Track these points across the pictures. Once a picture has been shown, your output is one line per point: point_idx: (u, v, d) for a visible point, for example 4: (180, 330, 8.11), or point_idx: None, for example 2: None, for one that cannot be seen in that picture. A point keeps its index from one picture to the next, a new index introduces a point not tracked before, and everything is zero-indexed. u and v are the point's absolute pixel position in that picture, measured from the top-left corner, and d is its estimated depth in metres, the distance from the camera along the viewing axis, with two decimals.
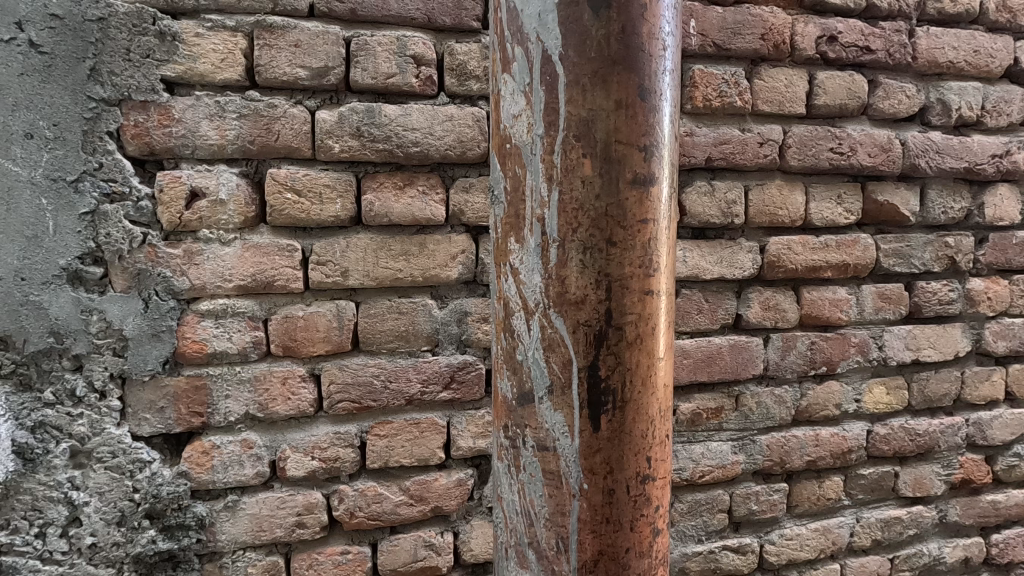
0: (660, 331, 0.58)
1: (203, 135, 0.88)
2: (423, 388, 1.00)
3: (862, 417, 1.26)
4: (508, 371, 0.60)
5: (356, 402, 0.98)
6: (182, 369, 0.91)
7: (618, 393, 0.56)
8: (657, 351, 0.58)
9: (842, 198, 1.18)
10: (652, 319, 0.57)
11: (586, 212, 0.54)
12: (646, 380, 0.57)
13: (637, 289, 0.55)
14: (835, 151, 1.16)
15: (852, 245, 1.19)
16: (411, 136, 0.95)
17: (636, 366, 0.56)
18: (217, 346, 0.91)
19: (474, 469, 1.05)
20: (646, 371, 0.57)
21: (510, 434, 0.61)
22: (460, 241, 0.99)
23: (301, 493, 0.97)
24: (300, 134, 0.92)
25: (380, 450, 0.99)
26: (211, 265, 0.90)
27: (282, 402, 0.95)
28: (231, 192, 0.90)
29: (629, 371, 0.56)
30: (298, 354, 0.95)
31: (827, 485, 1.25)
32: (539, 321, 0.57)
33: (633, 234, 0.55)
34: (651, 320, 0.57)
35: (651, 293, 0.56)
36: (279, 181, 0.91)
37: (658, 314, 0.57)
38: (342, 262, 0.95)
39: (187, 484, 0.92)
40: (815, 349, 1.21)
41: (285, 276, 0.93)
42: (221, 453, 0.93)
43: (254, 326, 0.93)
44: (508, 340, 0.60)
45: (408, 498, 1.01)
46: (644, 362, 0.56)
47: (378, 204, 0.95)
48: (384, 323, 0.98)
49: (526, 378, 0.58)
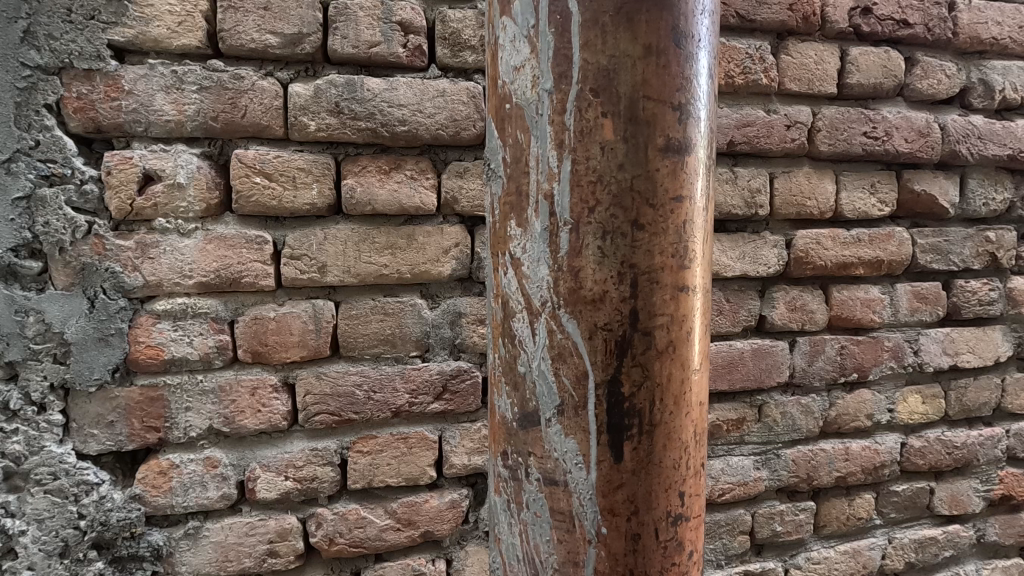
0: (695, 336, 0.47)
1: (157, 110, 0.77)
2: (412, 398, 0.88)
3: (895, 428, 1.15)
4: (507, 387, 0.49)
5: (336, 414, 0.86)
6: (136, 378, 0.80)
7: (645, 414, 0.44)
8: (692, 362, 0.47)
9: (876, 187, 1.07)
10: (686, 322, 0.46)
11: (606, 187, 0.43)
12: (678, 398, 0.46)
13: (669, 285, 0.44)
14: (869, 136, 1.05)
15: (886, 240, 1.08)
16: (397, 113, 0.84)
17: (667, 380, 0.45)
18: (176, 351, 0.80)
19: (469, 489, 0.93)
20: (679, 387, 0.46)
21: (509, 463, 0.49)
22: (453, 233, 0.88)
23: (273, 518, 0.86)
24: (270, 110, 0.80)
25: (362, 468, 0.88)
26: (168, 259, 0.79)
27: (251, 414, 0.84)
28: (190, 176, 0.79)
29: (658, 387, 0.45)
30: (269, 360, 0.84)
31: (858, 503, 1.14)
32: (546, 324, 0.45)
33: (665, 216, 0.44)
34: (685, 323, 0.46)
35: (686, 290, 0.45)
36: (246, 164, 0.80)
37: (693, 317, 0.46)
38: (320, 256, 0.84)
39: (141, 509, 0.81)
40: (846, 354, 1.09)
41: (254, 272, 0.82)
42: (181, 473, 0.82)
43: (218, 328, 0.82)
44: (507, 350, 0.49)
45: (394, 522, 0.90)
46: (676, 374, 0.45)
47: (361, 191, 0.84)
48: (367, 326, 0.86)
49: (530, 396, 0.47)
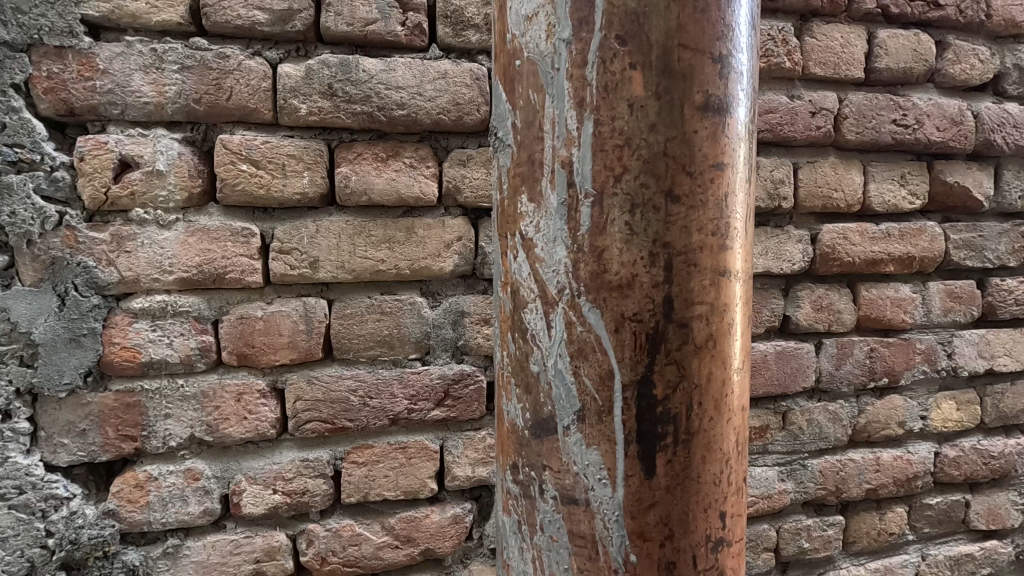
0: (737, 329, 0.40)
1: (135, 91, 0.71)
2: (411, 405, 0.82)
3: (928, 437, 1.08)
4: (518, 389, 0.42)
5: (328, 422, 0.80)
6: (110, 383, 0.73)
7: (682, 420, 0.38)
8: (733, 361, 0.40)
9: (906, 179, 1.01)
10: (728, 314, 0.39)
11: (634, 152, 0.36)
12: (719, 401, 0.39)
13: (709, 269, 0.38)
14: (898, 124, 0.98)
15: (917, 235, 1.02)
16: (396, 96, 0.78)
17: (707, 381, 0.38)
18: (154, 353, 0.74)
19: (473, 503, 0.86)
20: (720, 389, 0.39)
21: (520, 478, 0.42)
22: (455, 225, 0.82)
23: (261, 535, 0.79)
24: (258, 93, 0.74)
25: (357, 481, 0.81)
26: (147, 253, 0.72)
27: (236, 422, 0.77)
28: (171, 162, 0.73)
29: (696, 389, 0.38)
30: (256, 363, 0.77)
31: (889, 517, 1.06)
32: (564, 315, 0.39)
33: (704, 187, 0.37)
34: (726, 315, 0.39)
35: (727, 274, 0.39)
36: (232, 150, 0.74)
37: (736, 307, 0.39)
38: (311, 250, 0.77)
39: (115, 526, 0.74)
40: (876, 357, 1.02)
41: (240, 267, 0.75)
42: (159, 486, 0.75)
43: (201, 328, 0.75)
44: (517, 347, 0.42)
45: (392, 540, 0.83)
46: (717, 374, 0.39)
47: (356, 180, 0.78)
48: (362, 326, 0.80)
49: (544, 399, 0.40)
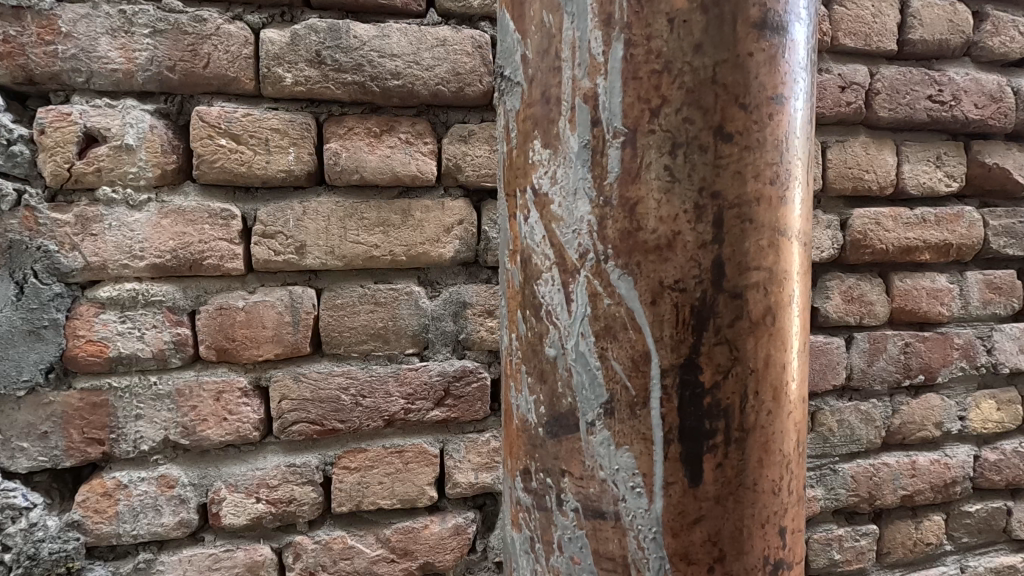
0: (797, 303, 0.33)
1: (102, 57, 0.64)
2: (408, 404, 0.74)
3: (967, 439, 1.00)
4: (530, 378, 0.35)
5: (317, 424, 0.72)
6: (74, 380, 0.67)
7: (734, 414, 0.30)
8: (794, 342, 0.33)
9: (942, 159, 0.93)
10: (787, 285, 0.32)
11: (675, 79, 0.29)
12: (778, 391, 0.32)
13: (768, 227, 0.31)
14: (934, 100, 0.91)
15: (954, 221, 0.94)
16: (390, 65, 0.71)
17: (764, 366, 0.31)
18: (123, 347, 0.67)
19: (477, 512, 0.79)
20: (779, 376, 0.32)
21: (531, 486, 0.35)
22: (456, 207, 0.75)
23: (242, 548, 0.72)
24: (238, 60, 0.68)
25: (349, 488, 0.74)
26: (114, 236, 0.65)
27: (215, 424, 0.70)
28: (142, 136, 0.66)
29: (752, 375, 0.31)
30: (237, 359, 0.70)
31: (926, 526, 0.98)
32: (586, 286, 0.31)
33: (761, 126, 0.30)
34: (786, 285, 0.32)
35: (787, 234, 0.31)
36: (210, 124, 0.67)
37: (796, 276, 0.32)
38: (298, 233, 0.70)
39: (80, 539, 0.67)
40: (911, 353, 0.95)
41: (218, 252, 0.68)
42: (129, 495, 0.68)
43: (175, 321, 0.68)
44: (529, 328, 0.35)
45: (387, 553, 0.75)
46: (775, 358, 0.31)
47: (347, 157, 0.71)
48: (354, 318, 0.73)
49: (562, 389, 0.33)
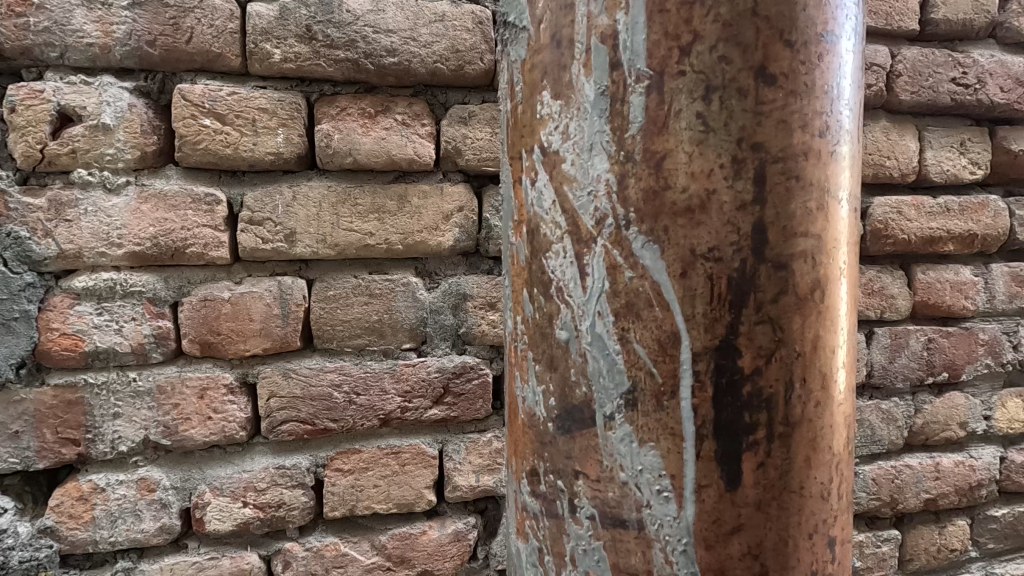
0: (847, 277, 0.28)
1: (76, 30, 0.60)
2: (405, 402, 0.70)
3: (992, 440, 0.95)
4: (538, 366, 0.30)
5: (308, 423, 0.68)
6: (47, 377, 0.62)
7: (778, 405, 0.26)
8: (843, 323, 0.28)
9: (966, 146, 0.89)
10: (837, 257, 0.27)
11: (710, 11, 0.25)
12: (827, 378, 0.27)
13: (817, 188, 0.26)
14: (958, 83, 0.87)
15: (979, 210, 0.90)
16: (386, 42, 0.67)
17: (812, 349, 0.27)
18: (99, 341, 0.62)
19: (478, 517, 0.74)
20: (828, 362, 0.27)
21: (539, 490, 0.31)
22: (455, 193, 0.70)
23: (228, 556, 0.67)
24: (223, 35, 0.63)
25: (342, 492, 0.69)
26: (90, 222, 0.61)
27: (198, 423, 0.66)
28: (120, 115, 0.62)
29: (798, 361, 0.26)
30: (222, 354, 0.66)
31: (950, 531, 0.93)
32: (604, 256, 0.27)
33: (808, 67, 0.26)
34: (836, 256, 0.27)
35: (837, 196, 0.27)
36: (193, 103, 0.63)
37: (846, 247, 0.28)
38: (287, 220, 0.66)
39: (53, 547, 0.63)
40: (933, 349, 0.90)
41: (202, 239, 0.64)
42: (106, 500, 0.64)
43: (156, 313, 0.64)
44: (537, 309, 0.30)
45: (383, 561, 0.71)
46: (824, 340, 0.27)
47: (339, 139, 0.67)
48: (347, 311, 0.69)
49: (576, 378, 0.28)
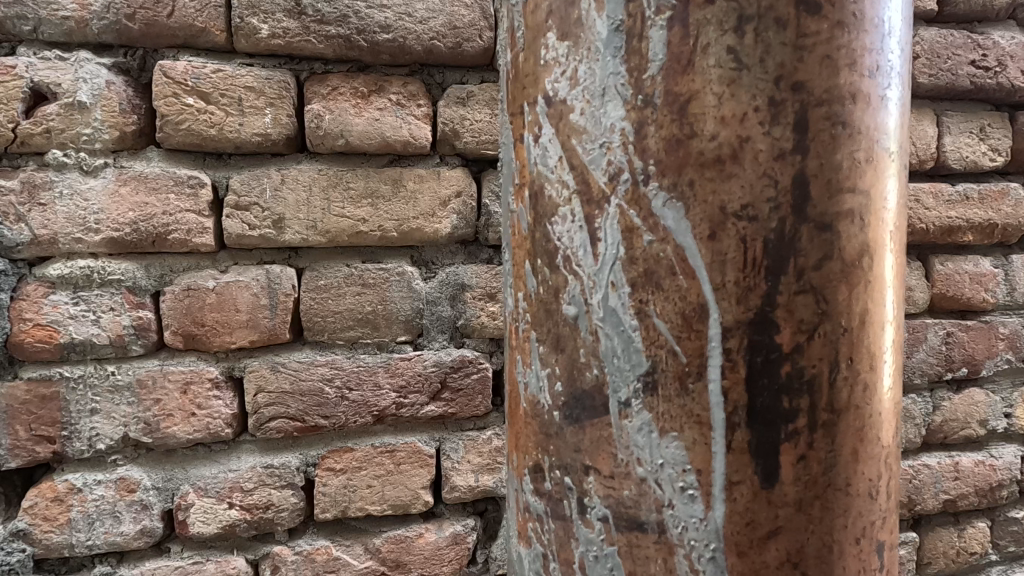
0: (896, 243, 0.25)
1: (51, 3, 0.57)
2: (400, 398, 0.66)
3: (1014, 438, 0.91)
4: (542, 347, 0.27)
5: (297, 420, 0.64)
6: (21, 370, 0.59)
7: (821, 389, 0.23)
8: (892, 299, 0.25)
9: (986, 131, 0.85)
10: (886, 219, 0.24)
11: None
12: (876, 358, 0.24)
13: (867, 138, 0.23)
14: (978, 66, 0.83)
15: (1000, 198, 0.86)
16: (379, 17, 0.63)
17: (860, 324, 0.23)
18: (75, 333, 0.59)
19: (477, 519, 0.71)
20: (877, 342, 0.24)
21: (544, 489, 0.27)
22: (453, 178, 0.67)
23: (213, 560, 0.64)
24: (207, 9, 0.60)
25: (334, 493, 0.66)
26: (66, 207, 0.58)
27: (181, 420, 0.62)
28: (97, 93, 0.58)
29: (844, 337, 0.23)
30: (207, 347, 0.62)
31: (969, 534, 0.90)
32: (619, 218, 0.23)
33: None
34: (885, 218, 0.24)
35: (886, 147, 0.23)
36: (175, 80, 0.60)
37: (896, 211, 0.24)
38: (275, 206, 0.63)
39: (27, 551, 0.59)
40: (953, 343, 0.86)
41: (185, 225, 0.61)
42: (83, 501, 0.60)
43: (137, 303, 0.61)
44: (541, 282, 0.27)
45: (377, 565, 0.67)
46: (873, 314, 0.23)
47: (330, 119, 0.63)
48: (339, 302, 0.65)
49: (586, 359, 0.25)
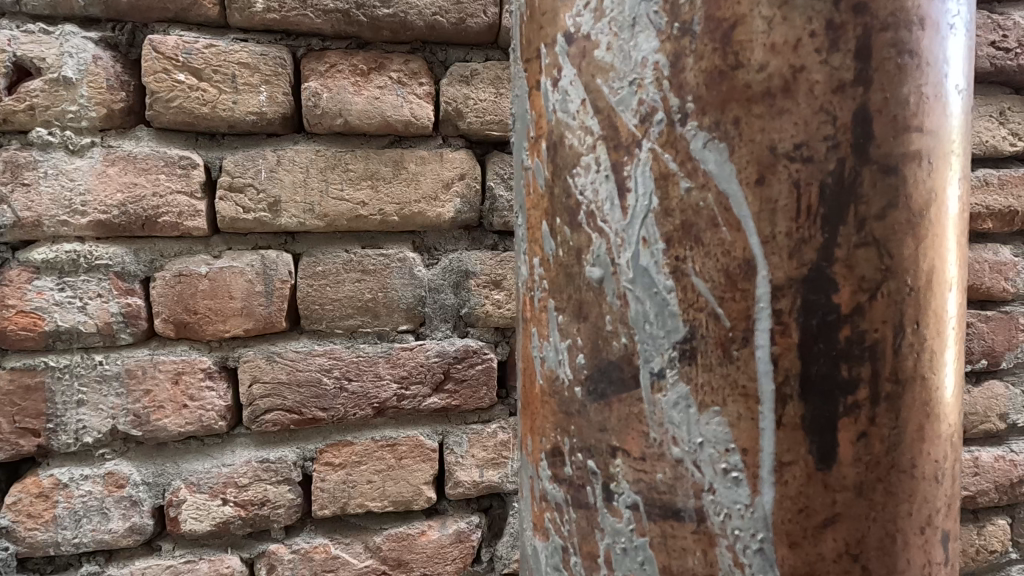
0: (963, 224, 0.25)
1: None
2: (402, 390, 0.64)
3: None
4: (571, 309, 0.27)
5: (294, 412, 0.62)
6: (4, 360, 0.56)
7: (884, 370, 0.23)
8: (952, 281, 0.25)
9: (1006, 115, 0.83)
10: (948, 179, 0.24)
11: None
12: (938, 343, 0.24)
13: (919, 106, 0.23)
14: (998, 47, 0.81)
15: (1021, 184, 0.83)
16: None
17: (924, 308, 0.24)
18: (60, 320, 0.56)
19: (482, 516, 0.68)
20: (936, 325, 0.24)
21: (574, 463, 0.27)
22: (456, 159, 0.64)
23: (206, 559, 0.61)
24: None
25: (332, 489, 0.63)
26: (50, 187, 0.55)
27: (172, 412, 0.59)
28: (83, 69, 0.56)
29: (905, 321, 0.23)
30: (199, 335, 0.60)
31: (990, 532, 0.87)
32: (652, 162, 0.24)
33: None
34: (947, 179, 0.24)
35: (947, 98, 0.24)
36: (165, 55, 0.57)
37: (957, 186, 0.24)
38: (271, 187, 0.60)
39: (11, 549, 0.57)
40: (973, 334, 0.83)
41: (177, 208, 0.58)
42: (70, 497, 0.57)
43: (125, 289, 0.58)
44: (560, 244, 0.27)
45: (378, 564, 0.64)
46: (937, 298, 0.24)
47: (328, 98, 0.61)
48: (338, 289, 0.62)
49: (614, 313, 0.25)
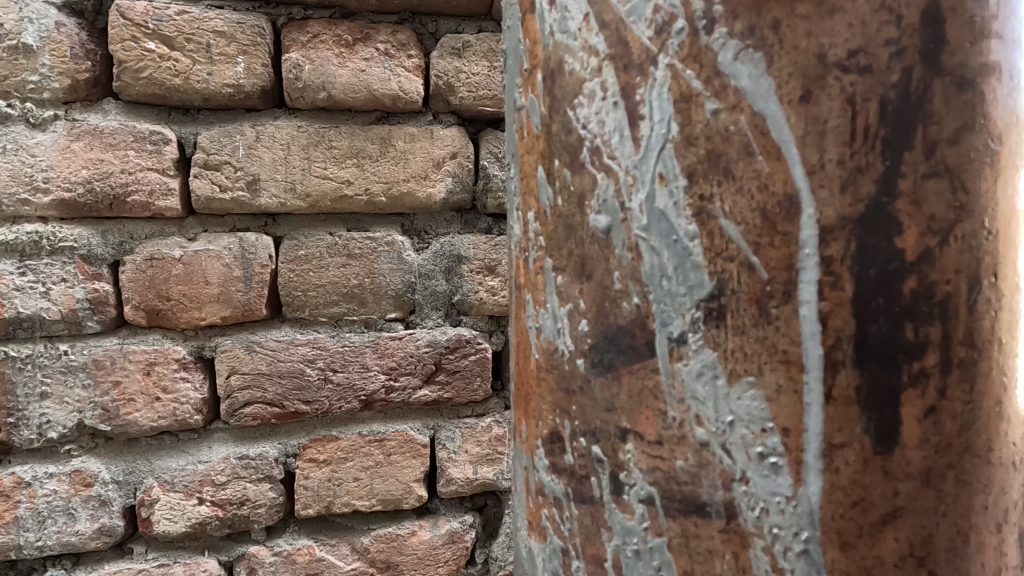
0: None
1: None
2: (390, 381, 0.60)
3: None
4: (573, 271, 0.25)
5: (274, 406, 0.58)
6: None
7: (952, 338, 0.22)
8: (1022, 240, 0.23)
9: None
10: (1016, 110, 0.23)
11: None
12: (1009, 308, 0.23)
13: (989, 17, 0.22)
14: None
15: None
16: None
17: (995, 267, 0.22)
18: (20, 307, 0.52)
19: (476, 515, 0.64)
20: (1006, 286, 0.23)
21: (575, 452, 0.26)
22: (447, 136, 0.60)
23: (181, 563, 0.57)
24: None
25: (316, 487, 0.59)
26: (9, 162, 0.51)
27: (144, 405, 0.55)
28: (46, 36, 0.52)
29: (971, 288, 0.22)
30: (173, 324, 0.56)
31: None
32: (670, 82, 0.23)
33: None
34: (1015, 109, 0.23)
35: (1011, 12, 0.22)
36: (134, 23, 0.53)
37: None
38: (250, 165, 0.56)
39: None
40: None
41: (147, 186, 0.54)
42: (32, 497, 0.53)
43: (92, 274, 0.54)
44: (558, 190, 0.26)
45: (366, 567, 0.61)
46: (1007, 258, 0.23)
47: (310, 70, 0.57)
48: (322, 274, 0.58)
49: (631, 259, 0.24)
